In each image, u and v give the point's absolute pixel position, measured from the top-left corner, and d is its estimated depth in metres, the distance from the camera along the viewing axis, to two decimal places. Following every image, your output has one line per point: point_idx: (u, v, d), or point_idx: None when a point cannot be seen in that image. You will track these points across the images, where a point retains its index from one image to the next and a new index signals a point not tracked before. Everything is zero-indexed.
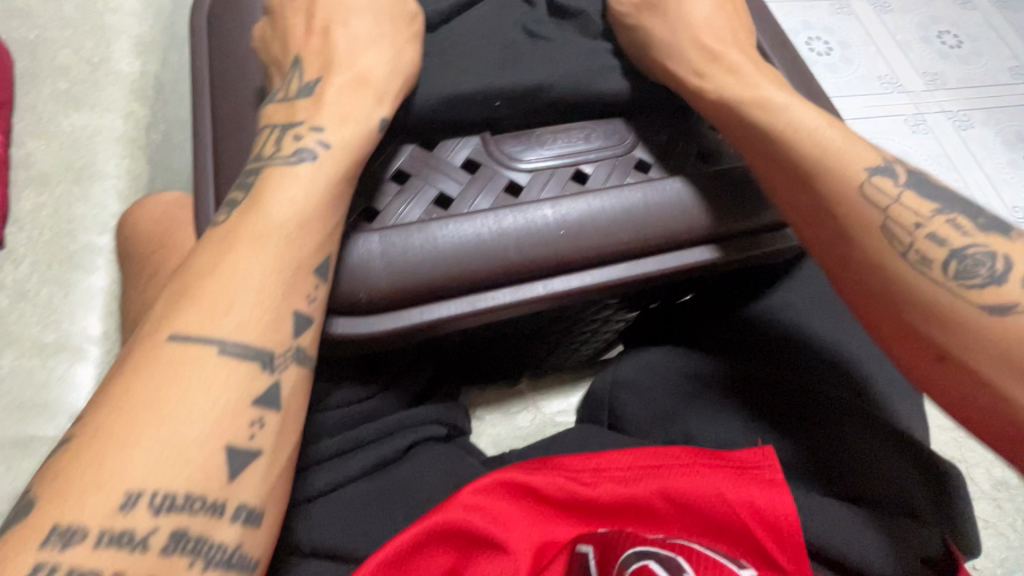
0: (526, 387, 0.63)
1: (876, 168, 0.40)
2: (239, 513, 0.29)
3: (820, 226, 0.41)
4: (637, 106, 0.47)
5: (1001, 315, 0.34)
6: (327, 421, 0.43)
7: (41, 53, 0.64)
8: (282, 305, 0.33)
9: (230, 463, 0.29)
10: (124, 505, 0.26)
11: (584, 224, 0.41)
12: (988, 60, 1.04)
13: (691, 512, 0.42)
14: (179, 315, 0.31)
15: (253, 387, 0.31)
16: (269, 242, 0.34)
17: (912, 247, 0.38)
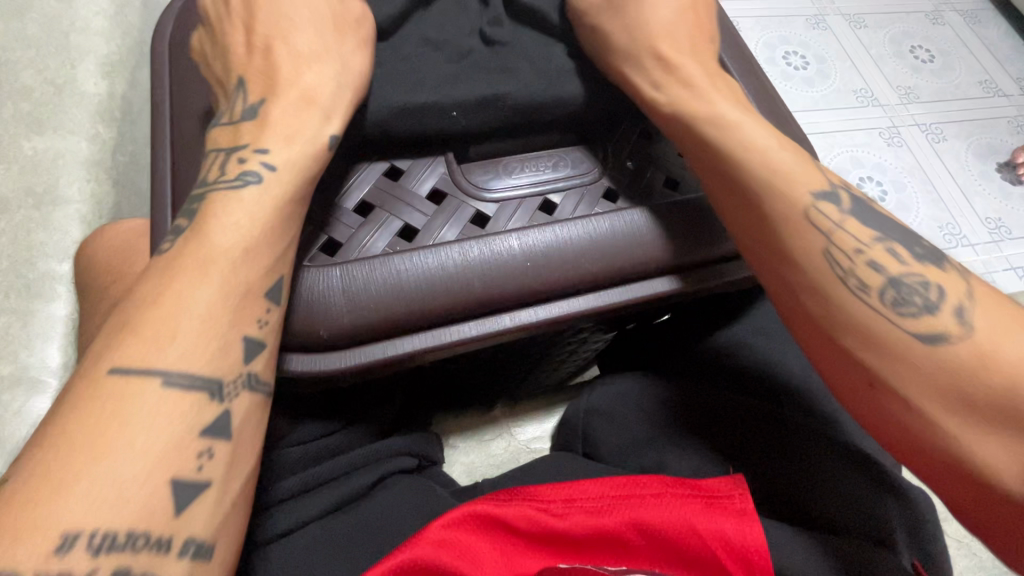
0: (500, 413, 0.62)
1: (821, 192, 0.40)
2: (186, 548, 0.28)
3: (766, 247, 0.40)
4: (604, 130, 0.47)
5: (932, 344, 0.35)
6: (288, 459, 0.42)
7: (3, 74, 0.62)
8: (231, 331, 0.32)
9: (176, 498, 0.28)
10: (59, 548, 0.25)
11: (551, 255, 0.40)
12: (959, 74, 1.06)
13: (663, 543, 0.41)
14: (118, 347, 0.30)
15: (200, 416, 0.30)
16: (216, 267, 0.33)
17: (852, 271, 0.38)
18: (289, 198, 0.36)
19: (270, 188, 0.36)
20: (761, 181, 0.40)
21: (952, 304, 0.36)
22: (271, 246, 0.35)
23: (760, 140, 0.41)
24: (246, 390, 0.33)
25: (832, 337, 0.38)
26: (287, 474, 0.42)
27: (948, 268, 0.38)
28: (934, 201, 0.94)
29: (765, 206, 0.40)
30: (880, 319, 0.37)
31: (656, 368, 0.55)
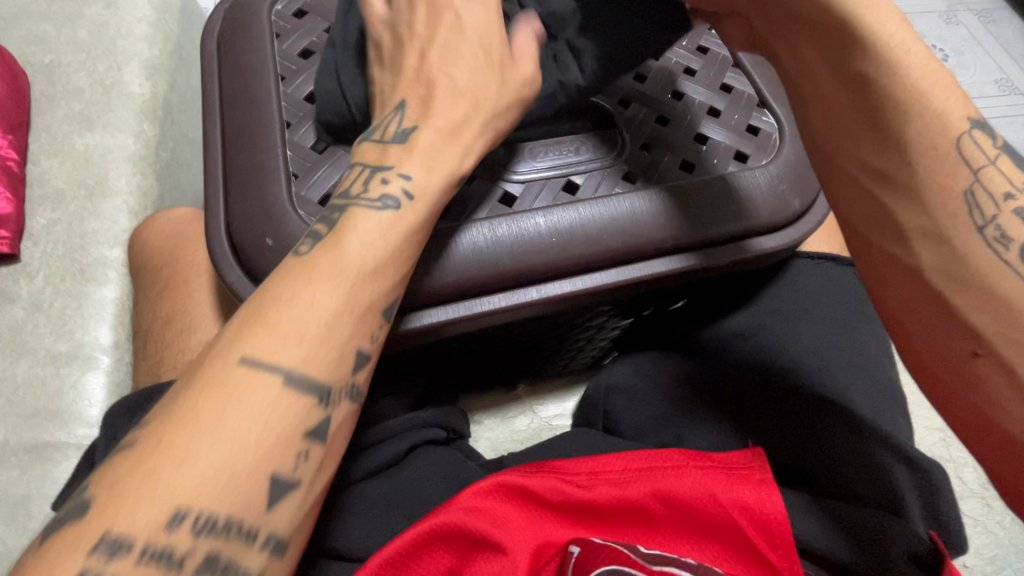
0: (523, 392, 0.64)
1: (978, 123, 0.37)
2: (268, 541, 0.29)
3: (888, 184, 0.38)
4: (621, 113, 0.49)
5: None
6: (382, 410, 0.48)
7: (56, 77, 0.67)
8: (348, 342, 0.33)
9: (272, 491, 0.29)
10: (170, 521, 0.26)
11: (574, 229, 0.43)
12: (975, 73, 1.07)
13: (684, 512, 0.43)
14: (251, 331, 0.31)
15: (309, 416, 0.31)
16: (346, 280, 0.34)
17: (994, 221, 0.35)
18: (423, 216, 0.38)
19: (407, 215, 0.37)
20: (911, 102, 0.36)
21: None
22: (394, 261, 0.36)
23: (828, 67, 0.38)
24: (347, 401, 0.33)
25: (928, 294, 0.37)
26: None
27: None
28: None
29: (907, 140, 0.36)
30: (1005, 274, 0.34)
31: (665, 350, 0.56)
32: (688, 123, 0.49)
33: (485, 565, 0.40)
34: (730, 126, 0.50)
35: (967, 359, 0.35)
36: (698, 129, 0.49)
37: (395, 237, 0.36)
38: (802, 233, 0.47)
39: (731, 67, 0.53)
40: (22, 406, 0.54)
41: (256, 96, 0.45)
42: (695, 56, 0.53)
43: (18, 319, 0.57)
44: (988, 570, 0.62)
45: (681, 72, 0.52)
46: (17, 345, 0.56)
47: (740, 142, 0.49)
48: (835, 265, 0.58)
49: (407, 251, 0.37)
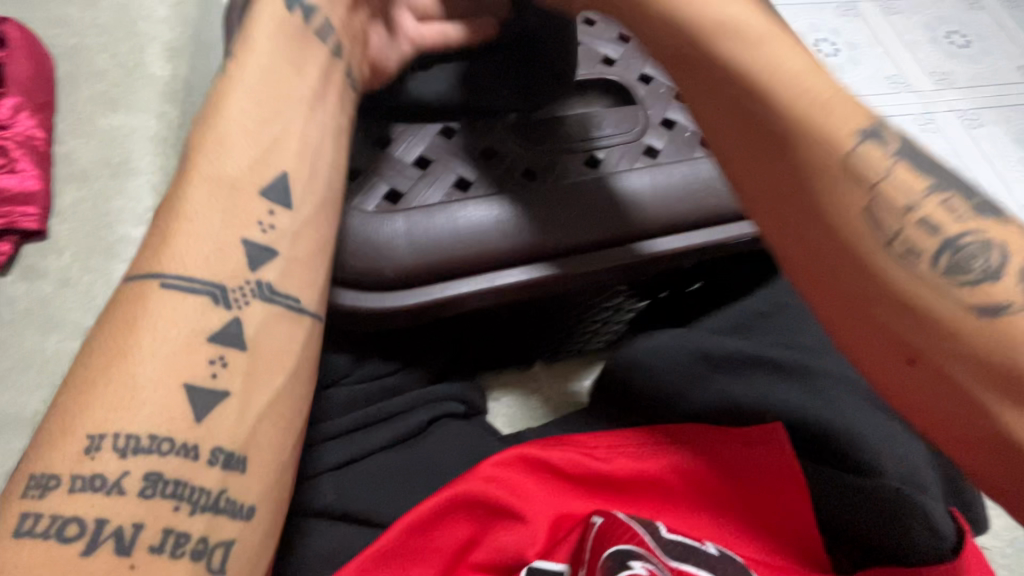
0: (541, 370, 0.64)
1: (868, 130, 0.33)
2: (215, 456, 0.29)
3: (784, 202, 0.34)
4: (642, 90, 0.51)
5: (992, 318, 0.29)
6: (333, 401, 0.45)
7: (80, 59, 0.68)
8: (233, 231, 0.32)
9: (193, 402, 0.29)
10: (88, 448, 0.27)
11: (465, 232, 0.42)
12: (997, 61, 1.01)
13: (701, 485, 0.44)
14: (142, 259, 0.31)
15: (206, 321, 0.30)
16: (220, 173, 0.33)
17: (899, 235, 0.32)
18: (267, 85, 0.36)
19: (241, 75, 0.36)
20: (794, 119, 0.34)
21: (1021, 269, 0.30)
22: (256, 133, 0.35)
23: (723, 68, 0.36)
24: (259, 297, 0.32)
25: (850, 310, 0.32)
26: (335, 413, 0.45)
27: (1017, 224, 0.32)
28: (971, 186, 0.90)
29: (798, 158, 0.34)
30: (923, 291, 0.31)
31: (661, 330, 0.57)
32: None
33: (506, 534, 0.41)
34: None
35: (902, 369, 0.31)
36: None
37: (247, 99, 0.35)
38: None
39: None
40: (51, 378, 0.55)
41: None
42: None
43: (47, 294, 0.58)
44: (1008, 551, 0.62)
45: None
46: (48, 319, 0.57)
47: None
48: None
49: (272, 124, 0.35)
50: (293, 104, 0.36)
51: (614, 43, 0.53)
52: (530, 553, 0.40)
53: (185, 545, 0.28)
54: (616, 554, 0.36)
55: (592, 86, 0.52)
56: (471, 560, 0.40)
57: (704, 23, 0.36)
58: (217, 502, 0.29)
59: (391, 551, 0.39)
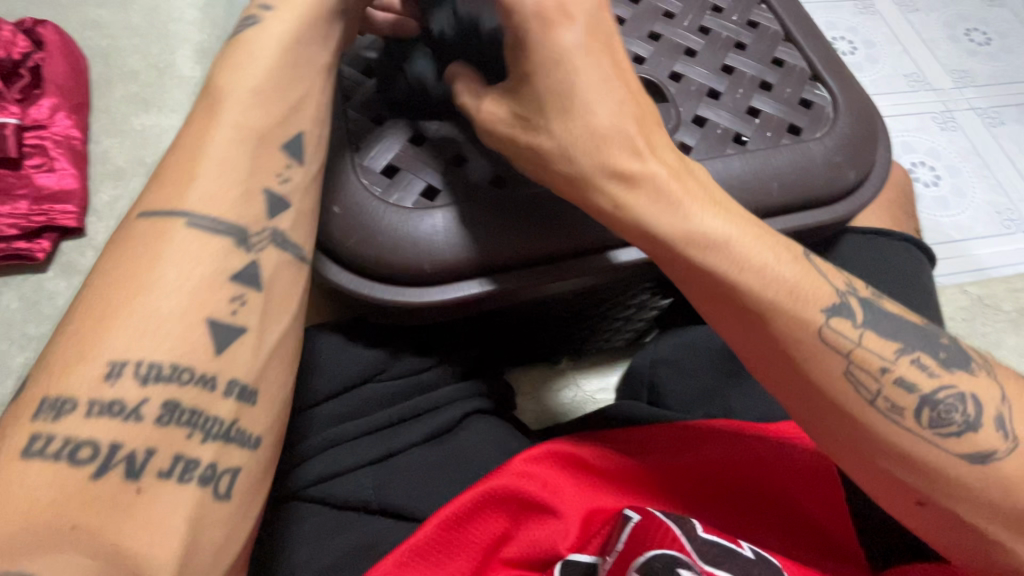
0: (567, 366, 0.64)
1: (832, 309, 0.36)
2: (231, 389, 0.31)
3: (768, 367, 0.37)
4: (673, 87, 0.48)
5: (980, 464, 0.34)
6: (315, 419, 0.44)
7: (112, 60, 0.69)
8: (252, 180, 0.35)
9: (215, 337, 0.31)
10: (108, 375, 0.28)
11: (477, 233, 0.41)
12: (1018, 57, 1.00)
13: (736, 481, 0.43)
14: (153, 197, 0.33)
15: (228, 262, 0.32)
16: (233, 115, 0.35)
17: (882, 395, 0.35)
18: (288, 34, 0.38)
19: (270, 32, 0.37)
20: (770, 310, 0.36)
21: (991, 416, 0.35)
22: (277, 95, 0.37)
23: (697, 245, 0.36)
24: (274, 246, 0.35)
25: (855, 460, 0.36)
26: (371, 410, 0.45)
27: (977, 370, 0.37)
28: (990, 184, 0.89)
29: (784, 341, 0.36)
30: (916, 443, 0.35)
31: (689, 328, 0.56)
32: (740, 96, 0.48)
33: (538, 528, 0.41)
34: (782, 99, 0.49)
35: (910, 507, 0.36)
36: (750, 102, 0.48)
37: (277, 49, 0.37)
38: (857, 205, 0.47)
39: (782, 41, 0.52)
40: None
41: None
42: (746, 31, 0.52)
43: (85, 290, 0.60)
44: None
45: (729, 46, 0.50)
46: None
47: (793, 116, 0.48)
48: (888, 240, 0.54)
49: (294, 88, 0.37)
50: (312, 67, 0.38)
51: (642, 39, 0.50)
52: (563, 547, 0.40)
53: (194, 469, 0.30)
54: (661, 557, 0.35)
55: None
56: (504, 556, 0.40)
57: (674, 228, 0.36)
58: (229, 432, 0.31)
59: (427, 544, 0.40)
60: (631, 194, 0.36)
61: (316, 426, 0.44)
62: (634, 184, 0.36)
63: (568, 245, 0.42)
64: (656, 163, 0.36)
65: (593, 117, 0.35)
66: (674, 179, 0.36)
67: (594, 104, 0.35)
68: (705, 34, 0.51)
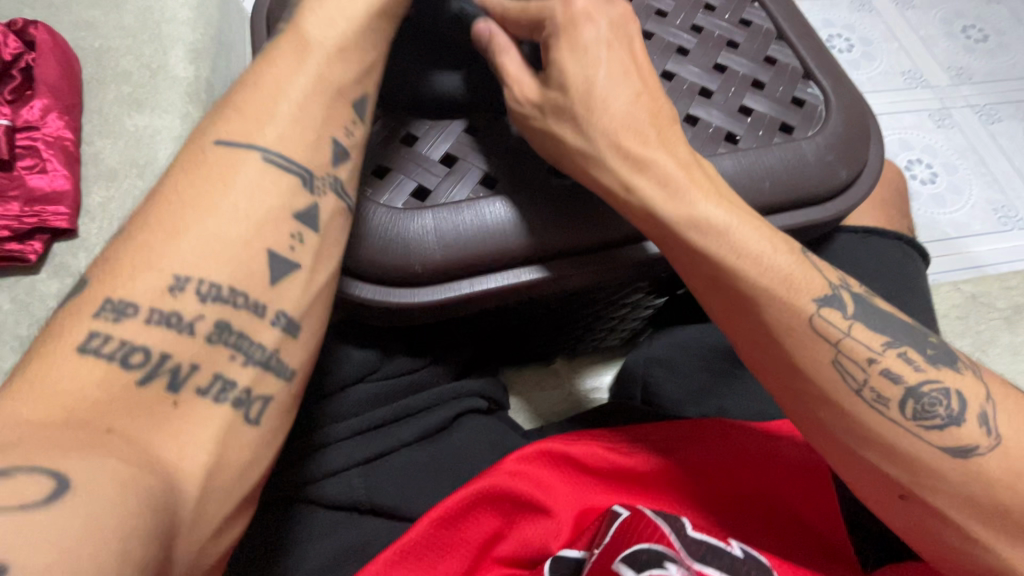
0: (562, 366, 0.64)
1: (824, 298, 0.37)
2: (279, 318, 0.30)
3: (755, 348, 0.38)
4: (665, 86, 0.48)
5: (963, 458, 0.34)
6: (329, 412, 0.44)
7: (105, 61, 0.69)
8: (321, 128, 0.34)
9: (272, 268, 0.30)
10: (172, 288, 0.28)
11: (464, 234, 0.40)
12: (1015, 54, 1.00)
13: (728, 480, 0.43)
14: (224, 121, 0.32)
15: (293, 200, 0.32)
16: (310, 60, 0.35)
17: (867, 384, 0.35)
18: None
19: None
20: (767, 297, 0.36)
21: (974, 412, 0.34)
22: (361, 53, 0.37)
23: (704, 242, 0.37)
24: (332, 191, 0.34)
25: (834, 446, 0.36)
26: (363, 409, 0.45)
27: (963, 369, 0.36)
28: (988, 181, 0.89)
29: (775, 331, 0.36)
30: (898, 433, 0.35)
31: (684, 327, 0.56)
32: (732, 95, 0.48)
33: (530, 527, 0.41)
34: (775, 98, 0.48)
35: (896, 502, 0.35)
36: (742, 101, 0.48)
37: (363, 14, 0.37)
38: (848, 204, 0.47)
39: (775, 39, 0.52)
40: None
41: None
42: (737, 29, 0.52)
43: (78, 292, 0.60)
44: None
45: (721, 44, 0.50)
46: None
47: (785, 114, 0.48)
48: (881, 238, 0.54)
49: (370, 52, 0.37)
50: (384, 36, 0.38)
51: None
52: (554, 545, 0.40)
53: (231, 391, 0.28)
54: (648, 551, 0.35)
55: None
56: (498, 554, 0.41)
57: (678, 213, 0.37)
58: (269, 360, 0.29)
59: (419, 545, 0.39)
60: (635, 174, 0.38)
61: (307, 425, 0.44)
62: (640, 165, 0.38)
63: (559, 242, 0.41)
64: (667, 153, 0.38)
65: (613, 103, 0.38)
66: (684, 170, 0.38)
67: (618, 88, 0.39)
68: (698, 33, 0.51)
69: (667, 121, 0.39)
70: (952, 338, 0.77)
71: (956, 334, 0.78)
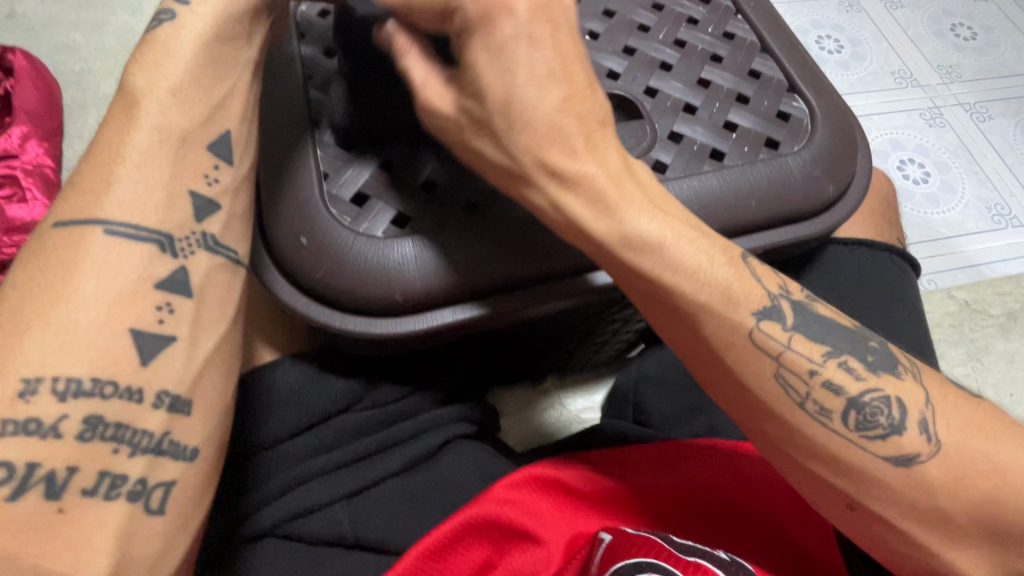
0: (552, 386, 0.63)
1: (763, 312, 0.36)
2: (161, 400, 0.30)
3: (704, 365, 0.37)
4: (648, 104, 0.47)
5: (906, 468, 0.34)
6: (270, 463, 0.43)
7: (86, 84, 0.70)
8: (176, 184, 0.33)
9: (140, 347, 0.30)
10: (23, 392, 0.28)
11: (444, 262, 0.40)
12: (1004, 51, 1.00)
13: (717, 502, 0.43)
14: (68, 203, 0.32)
15: (152, 269, 0.31)
16: (148, 115, 0.33)
17: (810, 397, 0.35)
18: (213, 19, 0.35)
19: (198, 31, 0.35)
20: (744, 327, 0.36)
21: (916, 420, 0.35)
22: (211, 103, 0.35)
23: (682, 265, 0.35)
24: (202, 249, 0.34)
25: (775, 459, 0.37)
26: (347, 439, 0.44)
27: (903, 374, 0.36)
28: (980, 180, 0.89)
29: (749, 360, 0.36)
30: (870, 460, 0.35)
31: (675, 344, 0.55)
32: (716, 111, 0.48)
33: (520, 556, 0.40)
34: (760, 112, 0.48)
35: (881, 529, 0.35)
36: (727, 117, 0.47)
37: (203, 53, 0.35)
38: (837, 219, 0.46)
39: (759, 52, 0.51)
40: None
41: (280, 95, 0.43)
42: (721, 43, 0.51)
43: None
44: None
45: (705, 58, 0.50)
46: None
47: (771, 129, 0.47)
48: (871, 249, 0.53)
49: (218, 86, 0.35)
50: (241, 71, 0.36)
51: (616, 55, 0.49)
52: None
53: (120, 486, 0.29)
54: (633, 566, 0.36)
55: None
56: None
57: (621, 232, 0.36)
58: (160, 445, 0.30)
59: None
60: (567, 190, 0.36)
61: (264, 471, 0.42)
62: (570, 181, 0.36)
63: (541, 269, 0.41)
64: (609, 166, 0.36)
65: (536, 111, 0.35)
66: (612, 184, 0.36)
67: (539, 89, 0.35)
68: (681, 47, 0.50)
69: (598, 124, 0.36)
70: (944, 347, 0.77)
71: (949, 342, 0.78)
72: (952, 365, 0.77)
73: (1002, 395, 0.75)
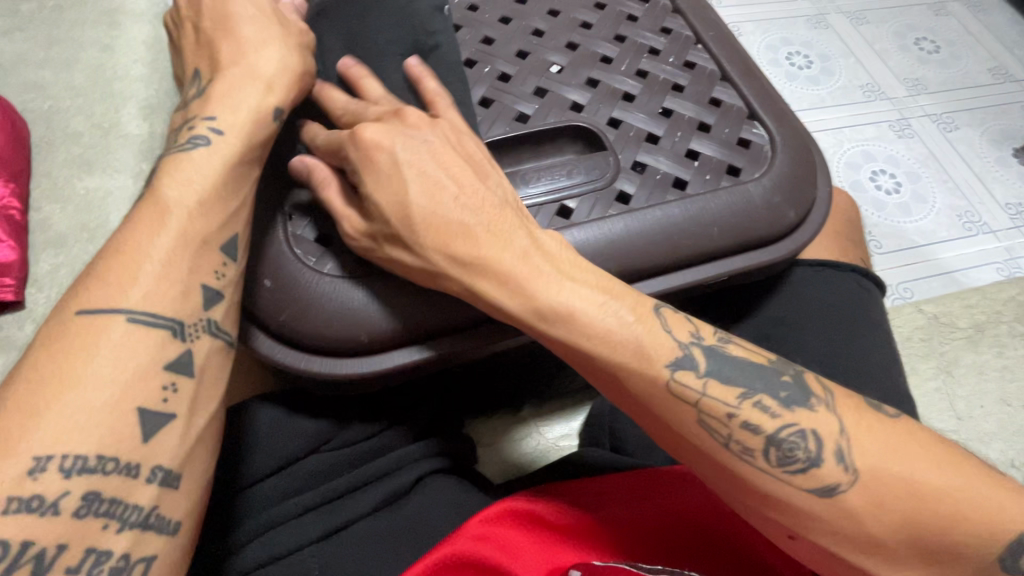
0: (528, 413, 0.63)
1: (676, 362, 0.37)
2: (155, 474, 0.31)
3: (655, 418, 0.37)
4: (612, 134, 0.48)
5: (830, 498, 0.34)
6: (238, 507, 0.42)
7: (55, 122, 0.69)
8: (191, 280, 0.34)
9: (143, 425, 0.31)
10: (31, 470, 0.28)
11: (411, 299, 0.40)
12: (967, 63, 1.04)
13: (688, 532, 0.43)
14: (88, 288, 0.32)
15: (163, 353, 0.32)
16: (172, 216, 0.35)
17: (732, 439, 0.36)
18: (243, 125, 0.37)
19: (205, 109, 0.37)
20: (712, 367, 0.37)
21: (832, 450, 0.35)
22: (224, 198, 0.37)
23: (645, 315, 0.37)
24: (208, 334, 0.35)
25: (753, 500, 0.36)
26: (318, 481, 0.44)
27: (816, 405, 0.36)
28: (950, 187, 0.91)
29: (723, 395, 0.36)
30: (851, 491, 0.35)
31: None
32: (678, 140, 0.48)
33: None
34: (721, 140, 0.49)
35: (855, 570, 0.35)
36: (689, 145, 0.48)
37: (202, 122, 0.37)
38: (800, 242, 0.47)
39: (719, 80, 0.52)
40: None
41: None
42: (683, 72, 0.52)
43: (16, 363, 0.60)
44: None
45: (667, 88, 0.51)
46: None
47: (733, 156, 0.48)
48: (835, 271, 0.54)
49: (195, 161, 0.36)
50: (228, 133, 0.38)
51: (579, 87, 0.50)
52: None
53: (105, 562, 0.29)
54: None
55: (563, 131, 0.48)
56: None
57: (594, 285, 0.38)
58: (146, 519, 0.30)
59: None
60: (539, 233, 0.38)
61: (233, 516, 0.41)
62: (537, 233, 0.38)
63: None
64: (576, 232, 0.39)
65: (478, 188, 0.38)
66: (520, 261, 0.37)
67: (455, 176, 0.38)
68: (643, 77, 0.51)
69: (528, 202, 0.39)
70: (916, 360, 0.79)
71: (922, 355, 0.79)
72: (925, 379, 0.78)
73: (973, 407, 0.76)
